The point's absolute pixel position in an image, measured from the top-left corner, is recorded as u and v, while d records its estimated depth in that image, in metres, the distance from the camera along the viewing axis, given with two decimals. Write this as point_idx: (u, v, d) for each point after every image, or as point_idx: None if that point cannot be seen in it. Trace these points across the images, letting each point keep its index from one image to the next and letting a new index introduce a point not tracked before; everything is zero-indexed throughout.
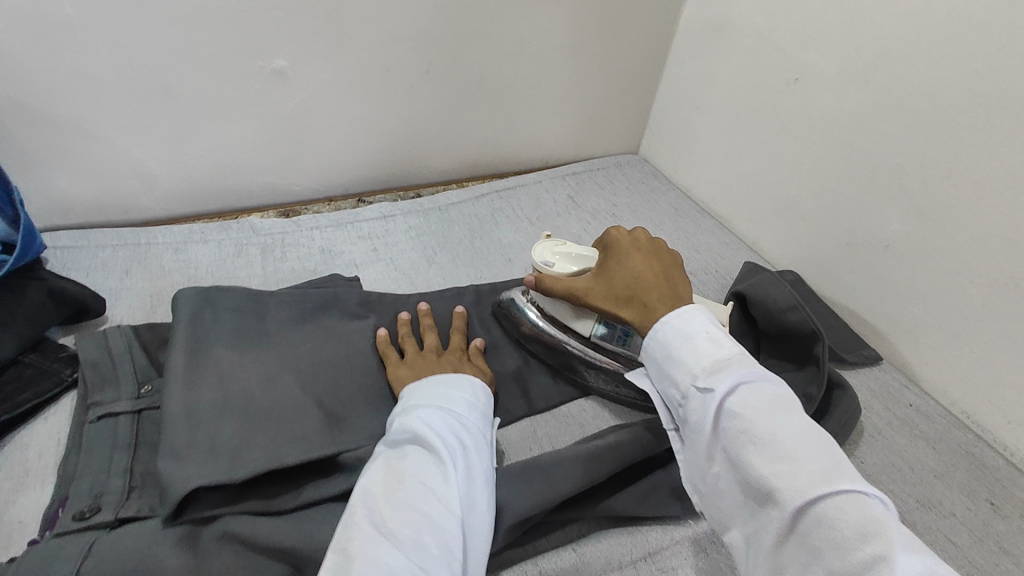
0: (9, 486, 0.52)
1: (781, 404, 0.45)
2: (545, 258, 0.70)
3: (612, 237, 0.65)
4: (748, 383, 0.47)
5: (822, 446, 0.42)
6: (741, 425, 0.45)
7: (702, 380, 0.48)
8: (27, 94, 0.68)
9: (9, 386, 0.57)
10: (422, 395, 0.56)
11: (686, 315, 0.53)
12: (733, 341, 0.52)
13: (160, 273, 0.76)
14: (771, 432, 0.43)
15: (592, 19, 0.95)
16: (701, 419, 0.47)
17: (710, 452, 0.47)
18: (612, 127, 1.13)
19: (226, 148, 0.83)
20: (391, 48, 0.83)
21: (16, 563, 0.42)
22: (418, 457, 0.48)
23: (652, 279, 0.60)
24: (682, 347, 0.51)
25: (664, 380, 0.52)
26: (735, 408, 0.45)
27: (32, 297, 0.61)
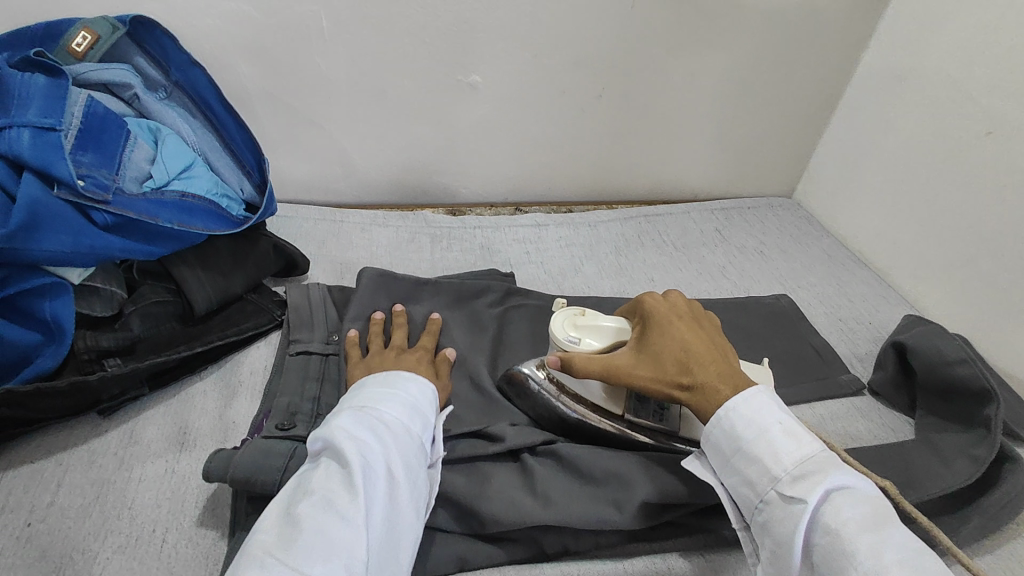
0: (227, 392, 0.64)
1: (879, 516, 0.44)
2: (568, 334, 0.61)
3: (651, 307, 0.59)
4: (841, 490, 0.45)
5: (931, 570, 0.40)
6: (843, 545, 0.42)
7: (786, 485, 0.47)
8: (280, 87, 0.84)
9: (236, 315, 0.70)
10: (357, 396, 0.53)
11: (756, 401, 0.51)
12: (809, 434, 0.50)
13: (350, 247, 0.89)
14: (877, 556, 0.41)
15: (766, 60, 0.98)
16: (785, 529, 0.45)
17: (800, 568, 0.44)
18: (770, 168, 1.12)
19: (417, 149, 0.95)
20: (573, 72, 0.91)
21: (241, 453, 0.52)
22: (327, 468, 0.45)
23: (705, 355, 0.55)
24: (760, 446, 0.49)
25: (735, 475, 0.50)
26: (832, 523, 0.43)
27: (263, 247, 0.74)
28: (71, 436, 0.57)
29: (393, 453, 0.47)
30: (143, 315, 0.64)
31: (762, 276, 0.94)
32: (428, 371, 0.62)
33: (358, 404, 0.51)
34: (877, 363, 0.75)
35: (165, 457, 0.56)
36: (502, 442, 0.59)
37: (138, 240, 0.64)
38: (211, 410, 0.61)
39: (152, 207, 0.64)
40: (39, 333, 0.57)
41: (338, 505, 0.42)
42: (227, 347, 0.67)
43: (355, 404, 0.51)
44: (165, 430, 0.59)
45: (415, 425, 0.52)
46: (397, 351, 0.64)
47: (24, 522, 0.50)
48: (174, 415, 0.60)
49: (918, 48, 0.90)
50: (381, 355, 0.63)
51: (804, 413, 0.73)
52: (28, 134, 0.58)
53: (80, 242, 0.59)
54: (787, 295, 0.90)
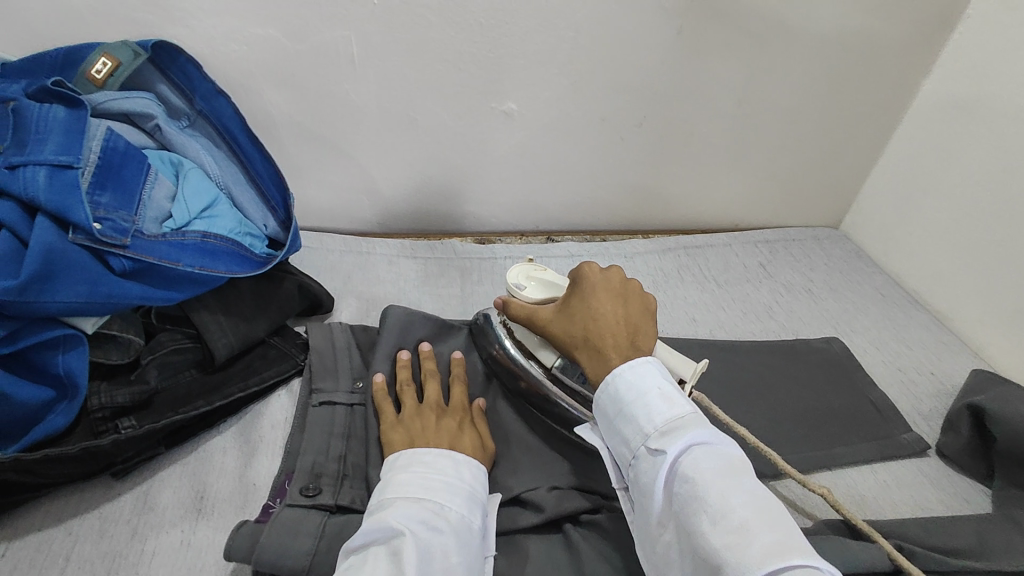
0: (247, 449, 0.60)
1: (731, 468, 0.45)
2: (517, 281, 0.66)
3: (582, 271, 0.60)
4: (702, 444, 0.46)
5: (771, 515, 0.41)
6: (694, 491, 0.43)
7: (655, 440, 0.47)
8: (307, 115, 0.80)
9: (258, 363, 0.66)
10: (406, 478, 0.51)
11: (642, 367, 0.52)
12: (685, 399, 0.51)
13: (376, 281, 0.85)
14: (724, 500, 0.42)
15: (817, 87, 0.92)
16: (651, 481, 0.46)
17: (661, 515, 0.45)
18: (816, 197, 1.06)
19: (447, 177, 0.91)
20: (613, 99, 0.86)
21: (264, 533, 0.48)
22: (379, 565, 0.43)
23: (611, 326, 0.56)
24: (636, 406, 0.49)
25: (617, 436, 0.50)
26: (689, 472, 0.44)
27: (287, 288, 0.70)
28: (82, 501, 0.53)
29: (449, 551, 0.46)
30: (161, 365, 0.60)
31: (811, 317, 0.89)
32: (473, 439, 0.58)
33: (412, 492, 0.49)
34: (948, 424, 0.69)
35: (181, 526, 0.52)
36: (543, 513, 0.55)
37: (156, 285, 0.60)
38: (231, 470, 0.58)
39: (173, 250, 0.61)
40: (53, 390, 0.53)
41: None
42: (248, 397, 0.63)
43: (411, 488, 0.50)
44: (181, 494, 0.55)
45: (473, 518, 0.50)
46: (435, 410, 0.60)
47: None
48: (192, 476, 0.56)
49: (988, 78, 0.84)
50: (421, 418, 0.59)
51: (865, 477, 0.67)
52: (45, 173, 0.56)
53: (96, 290, 0.55)
54: (838, 339, 0.84)
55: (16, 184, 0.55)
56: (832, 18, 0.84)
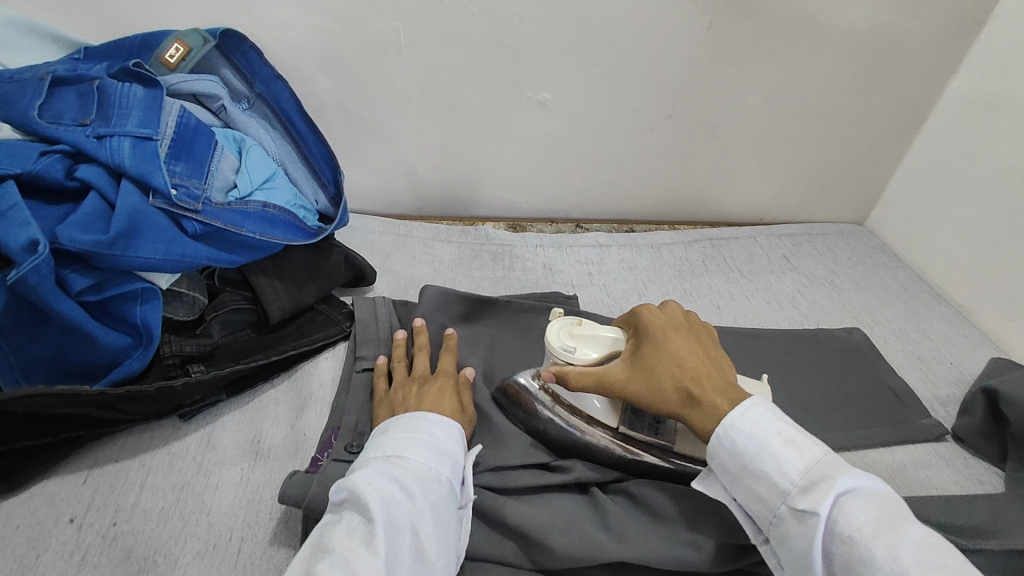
0: (298, 403, 0.65)
1: (892, 514, 0.44)
2: (562, 343, 0.59)
3: (646, 318, 0.59)
4: (850, 494, 0.46)
5: (949, 563, 0.40)
6: (865, 554, 0.42)
7: (798, 498, 0.46)
8: (355, 101, 0.86)
9: (308, 325, 0.71)
10: (383, 441, 0.53)
11: (755, 413, 0.51)
12: (810, 439, 0.50)
13: (414, 260, 0.90)
14: (897, 558, 0.41)
15: (845, 85, 0.94)
16: (806, 542, 0.45)
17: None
18: (841, 194, 1.08)
19: (483, 164, 0.95)
20: (644, 92, 0.90)
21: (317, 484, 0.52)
22: (350, 520, 0.45)
23: (700, 367, 0.55)
24: (764, 462, 0.48)
25: (744, 490, 0.49)
26: (850, 530, 0.44)
27: (335, 259, 0.75)
28: (153, 437, 0.59)
29: (417, 501, 0.47)
30: (223, 322, 0.66)
31: (833, 307, 0.91)
32: (454, 403, 0.60)
33: (383, 452, 0.51)
34: (963, 408, 0.72)
35: (240, 465, 0.57)
36: (569, 474, 0.59)
37: (221, 249, 0.66)
38: (283, 420, 0.63)
39: (238, 216, 0.66)
40: (129, 337, 0.59)
41: (357, 559, 0.42)
42: (299, 357, 0.68)
43: (381, 451, 0.51)
44: (240, 438, 0.60)
45: (442, 469, 0.51)
46: (422, 378, 0.63)
47: (110, 522, 0.51)
48: (249, 423, 0.62)
49: (1015, 76, 0.85)
50: (404, 389, 0.61)
51: (882, 456, 0.70)
52: (128, 144, 0.62)
53: (171, 249, 0.60)
54: (859, 328, 0.86)
55: (102, 152, 0.60)
56: (861, 17, 0.87)
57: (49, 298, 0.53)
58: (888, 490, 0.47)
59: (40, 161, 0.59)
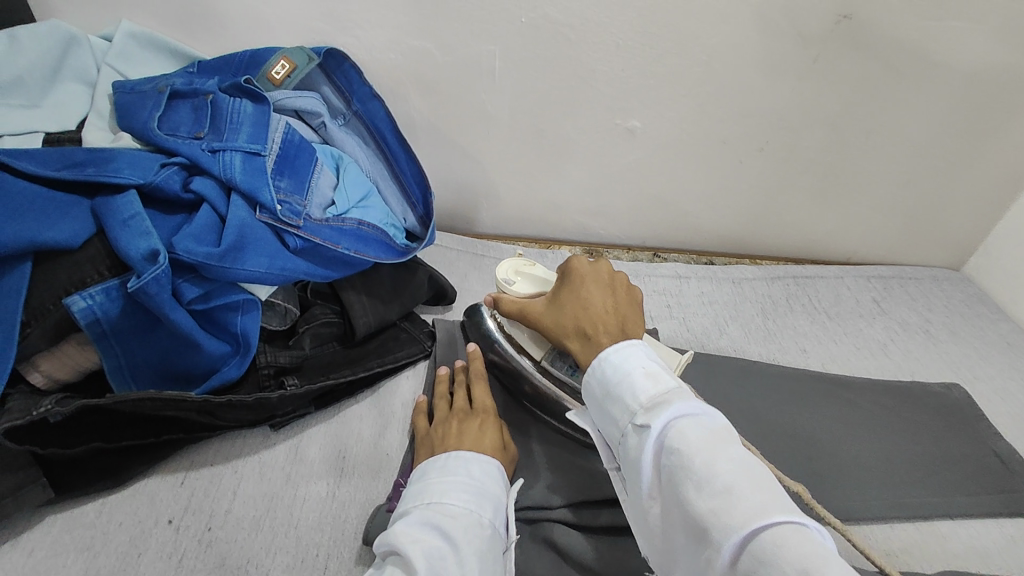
0: (381, 421, 0.65)
1: (723, 435, 0.42)
2: (506, 275, 0.68)
3: (571, 265, 0.61)
4: (687, 416, 0.43)
5: (759, 474, 0.39)
6: (680, 462, 0.40)
7: (640, 416, 0.45)
8: (444, 121, 0.87)
9: (392, 342, 0.72)
10: (420, 487, 0.52)
11: (629, 350, 0.50)
12: (673, 376, 0.48)
13: (492, 281, 0.90)
14: (709, 464, 0.39)
15: (952, 124, 0.89)
16: (638, 458, 0.44)
17: (650, 492, 0.43)
18: (938, 237, 1.02)
19: (563, 188, 0.95)
20: (736, 124, 0.88)
21: None
22: (390, 571, 0.44)
23: (602, 312, 0.56)
24: (622, 387, 0.48)
25: (605, 417, 0.48)
26: (674, 444, 0.41)
27: (420, 277, 0.76)
28: (244, 445, 0.60)
29: (459, 546, 0.46)
30: (314, 335, 0.68)
31: (929, 359, 0.86)
32: (494, 439, 0.59)
33: (421, 499, 0.50)
34: None
35: (326, 480, 0.58)
36: None
37: (316, 264, 0.67)
38: (366, 436, 0.63)
39: (335, 233, 0.68)
40: (228, 345, 0.61)
41: None
42: (382, 373, 0.69)
43: (418, 498, 0.51)
44: (326, 451, 0.61)
45: (482, 512, 0.50)
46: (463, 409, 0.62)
47: (204, 526, 0.53)
48: (334, 437, 0.62)
49: None
50: (444, 426, 0.60)
51: (988, 528, 0.65)
52: (239, 158, 0.64)
53: (274, 264, 0.62)
54: (960, 385, 0.80)
55: (216, 167, 0.63)
56: (978, 55, 0.82)
57: (164, 306, 0.55)
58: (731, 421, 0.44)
59: (160, 173, 0.61)
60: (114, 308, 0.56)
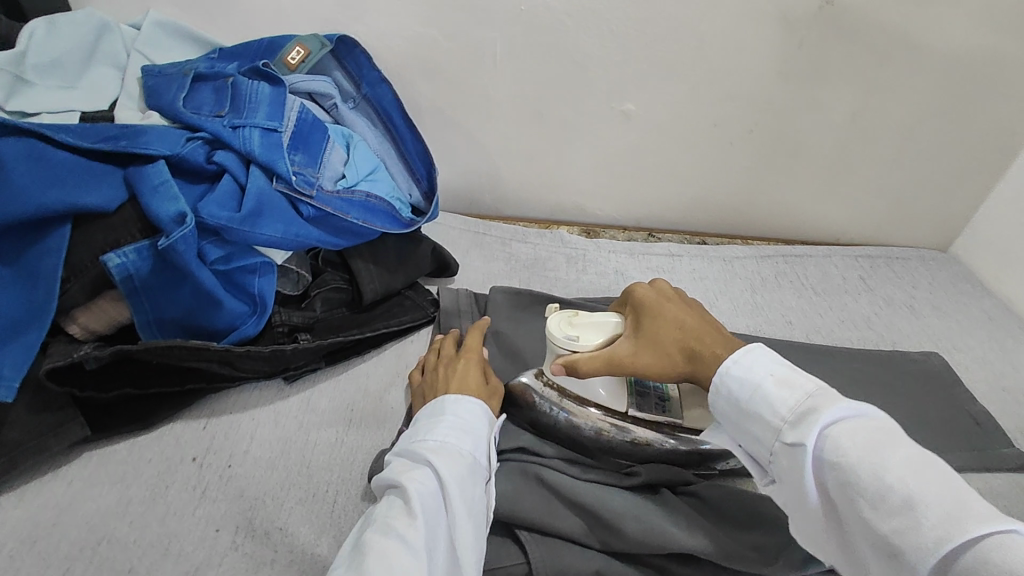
0: (387, 377, 0.70)
1: (884, 437, 0.46)
2: (567, 333, 0.63)
3: (642, 298, 0.63)
4: (838, 424, 0.47)
5: (934, 476, 0.43)
6: (846, 477, 0.45)
7: (788, 433, 0.49)
8: (449, 106, 0.92)
9: (397, 308, 0.77)
10: (411, 429, 0.58)
11: (752, 356, 0.54)
12: (804, 375, 0.52)
13: (492, 257, 0.95)
14: (881, 479, 0.43)
15: (936, 107, 0.93)
16: (801, 474, 0.48)
17: (821, 504, 0.48)
18: (924, 219, 1.06)
19: (562, 170, 0.99)
20: (727, 108, 0.92)
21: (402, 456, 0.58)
22: (387, 503, 0.51)
23: (696, 326, 0.60)
24: (757, 402, 0.51)
25: (746, 435, 0.52)
26: (836, 458, 0.46)
27: (423, 250, 0.81)
28: (261, 396, 0.65)
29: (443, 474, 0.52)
30: (325, 299, 0.73)
31: (910, 331, 0.90)
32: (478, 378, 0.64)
33: (410, 438, 0.56)
34: None
35: (336, 428, 0.63)
36: (638, 477, 0.63)
37: (327, 233, 0.72)
38: (373, 391, 0.68)
39: (345, 204, 0.73)
40: (247, 305, 0.66)
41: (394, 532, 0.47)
42: (388, 336, 0.74)
43: (410, 435, 0.57)
44: (336, 403, 0.66)
45: (465, 445, 0.55)
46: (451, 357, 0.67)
47: (226, 464, 0.58)
48: (343, 391, 0.67)
49: None
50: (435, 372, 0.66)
51: None
52: (257, 134, 0.69)
53: (289, 230, 0.67)
54: (939, 354, 0.84)
55: (236, 141, 0.68)
56: (959, 39, 0.86)
57: (190, 264, 0.60)
58: (882, 416, 0.48)
59: (186, 146, 0.66)
60: (145, 266, 0.60)
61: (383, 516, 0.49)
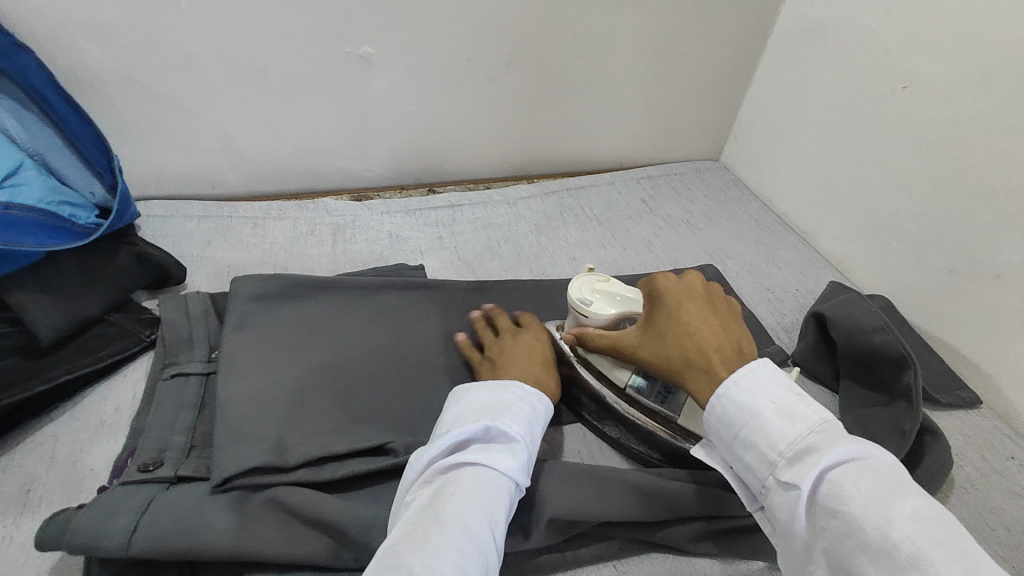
0: (87, 434, 0.56)
1: (890, 482, 0.39)
2: (583, 296, 0.62)
3: (658, 284, 0.55)
4: (841, 467, 0.41)
5: (944, 535, 0.36)
6: (846, 526, 0.38)
7: (783, 469, 0.43)
8: (134, 69, 0.72)
9: (94, 342, 0.61)
10: (499, 408, 0.50)
11: (752, 376, 0.46)
12: (808, 404, 0.45)
13: (239, 245, 0.79)
14: (886, 525, 0.37)
15: (681, 16, 0.91)
16: (791, 518, 0.42)
17: (812, 552, 0.41)
18: (694, 129, 1.08)
19: (309, 131, 0.85)
20: (476, 38, 0.83)
21: (71, 525, 0.44)
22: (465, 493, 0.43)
23: (712, 338, 0.51)
24: (754, 432, 0.44)
25: (737, 461, 0.46)
26: (834, 503, 0.39)
27: (122, 260, 0.65)
28: None
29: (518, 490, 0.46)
30: None
31: (686, 247, 0.91)
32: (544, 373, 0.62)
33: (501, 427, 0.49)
34: (800, 335, 0.74)
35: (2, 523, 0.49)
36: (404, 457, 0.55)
37: None
38: (62, 459, 0.54)
39: None
40: None
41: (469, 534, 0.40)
42: (83, 381, 0.59)
43: (505, 425, 0.49)
44: (5, 489, 0.51)
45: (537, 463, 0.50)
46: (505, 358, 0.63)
47: None
48: (17, 469, 0.52)
49: (839, 2, 0.86)
50: (490, 366, 0.62)
51: None
52: None
53: None
54: (712, 265, 0.86)
55: None
56: None
57: None
58: (888, 455, 0.42)
59: None
60: None
61: (456, 500, 0.42)
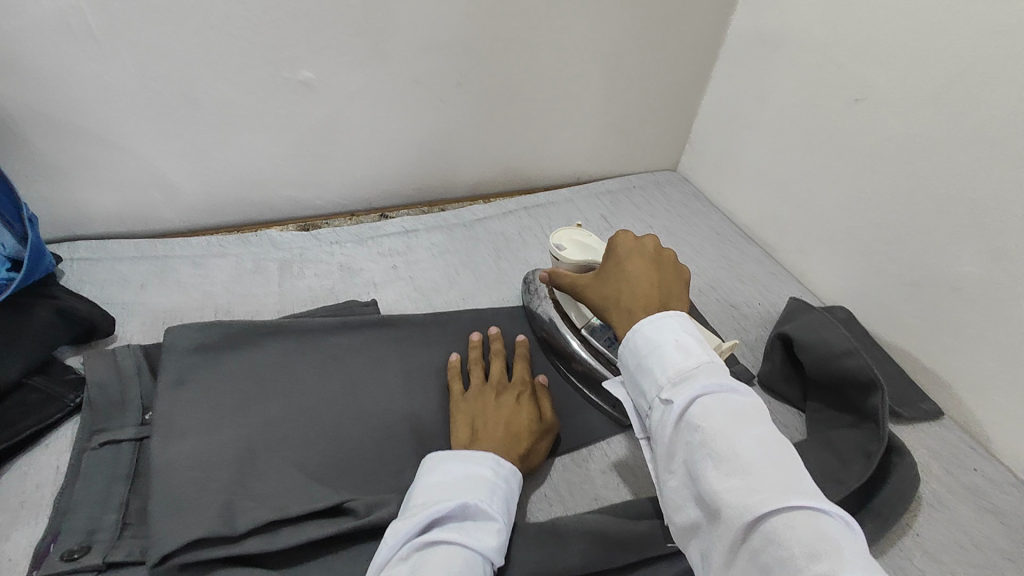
0: (5, 519, 0.50)
1: (749, 416, 0.41)
2: (558, 242, 0.68)
3: (617, 239, 0.55)
4: (713, 396, 0.42)
5: (784, 463, 0.38)
6: (703, 440, 0.40)
7: (665, 390, 0.44)
8: (49, 105, 0.66)
9: (10, 412, 0.55)
10: (471, 480, 0.50)
11: (662, 318, 0.46)
12: (706, 347, 0.46)
13: (178, 287, 0.74)
14: (731, 445, 0.38)
15: (634, 29, 0.90)
16: (661, 432, 0.42)
17: (669, 465, 0.42)
18: (652, 140, 1.07)
19: (250, 161, 0.81)
20: (424, 58, 0.79)
21: None
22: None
23: (647, 291, 0.51)
24: (651, 358, 0.45)
25: (633, 387, 0.47)
26: (699, 421, 0.40)
27: (40, 318, 0.60)
28: None
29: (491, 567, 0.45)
30: None
31: None
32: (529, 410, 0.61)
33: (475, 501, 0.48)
34: (765, 354, 0.73)
35: None
36: (364, 517, 0.51)
37: None
38: None
39: None
40: None
41: None
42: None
43: (478, 497, 0.48)
44: None
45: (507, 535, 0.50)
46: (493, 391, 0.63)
47: None
48: None
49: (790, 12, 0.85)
50: (482, 398, 0.62)
51: None
52: None
53: None
54: None
55: None
56: None
57: None
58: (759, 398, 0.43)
59: None
60: None
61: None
